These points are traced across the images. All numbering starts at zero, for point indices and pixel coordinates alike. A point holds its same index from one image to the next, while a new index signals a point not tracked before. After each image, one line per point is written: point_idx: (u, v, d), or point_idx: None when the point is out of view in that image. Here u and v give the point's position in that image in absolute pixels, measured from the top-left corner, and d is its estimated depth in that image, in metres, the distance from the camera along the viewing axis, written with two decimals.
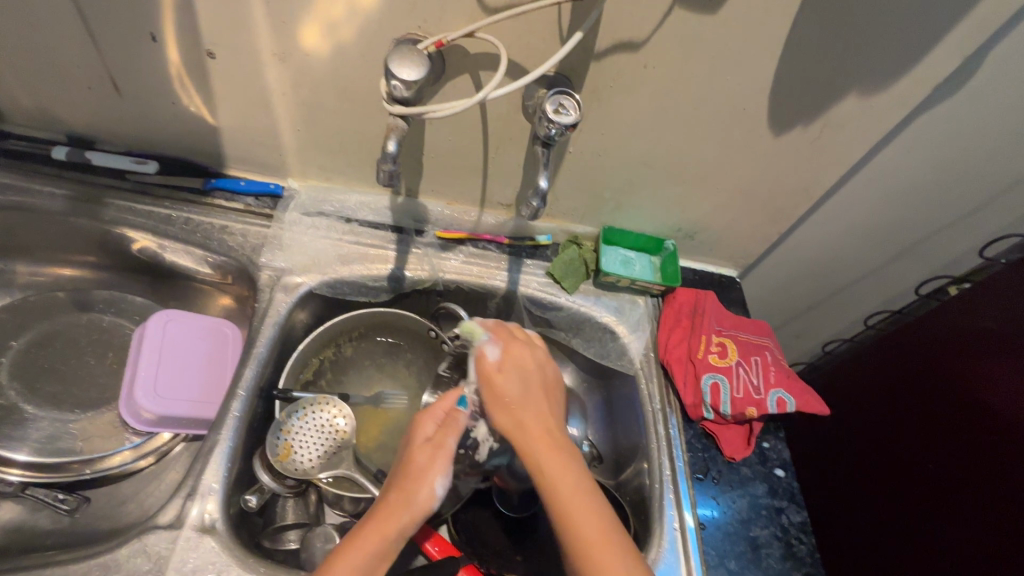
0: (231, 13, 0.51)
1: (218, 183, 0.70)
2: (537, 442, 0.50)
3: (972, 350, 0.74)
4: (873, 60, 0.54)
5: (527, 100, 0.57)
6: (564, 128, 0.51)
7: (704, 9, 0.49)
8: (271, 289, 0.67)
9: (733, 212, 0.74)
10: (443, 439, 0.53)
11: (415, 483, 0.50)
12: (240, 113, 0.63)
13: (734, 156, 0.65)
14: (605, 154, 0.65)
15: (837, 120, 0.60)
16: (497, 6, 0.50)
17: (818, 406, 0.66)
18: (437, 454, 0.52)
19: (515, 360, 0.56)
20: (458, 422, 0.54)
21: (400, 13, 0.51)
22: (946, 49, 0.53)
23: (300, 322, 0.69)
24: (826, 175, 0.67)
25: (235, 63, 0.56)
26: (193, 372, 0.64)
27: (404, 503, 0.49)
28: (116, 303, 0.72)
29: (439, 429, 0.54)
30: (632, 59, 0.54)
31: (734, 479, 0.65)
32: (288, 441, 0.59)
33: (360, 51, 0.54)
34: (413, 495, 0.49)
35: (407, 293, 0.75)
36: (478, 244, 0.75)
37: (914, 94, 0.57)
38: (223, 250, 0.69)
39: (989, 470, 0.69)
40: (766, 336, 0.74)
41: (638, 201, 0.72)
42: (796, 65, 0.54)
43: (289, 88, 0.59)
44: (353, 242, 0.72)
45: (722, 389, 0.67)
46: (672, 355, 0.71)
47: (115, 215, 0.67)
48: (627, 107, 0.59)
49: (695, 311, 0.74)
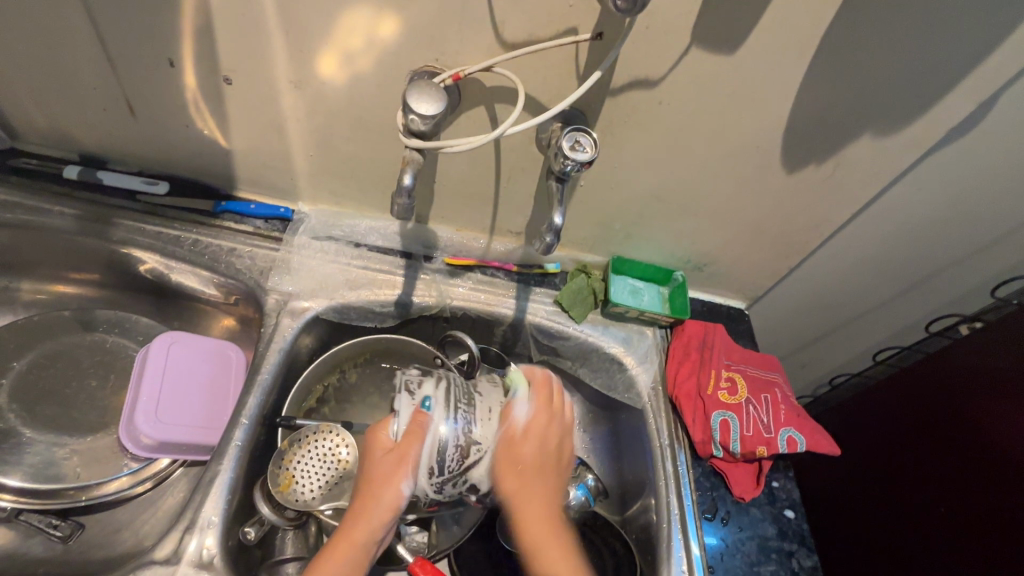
0: (250, 38, 0.52)
1: (228, 205, 0.70)
2: (537, 488, 0.54)
3: (984, 390, 0.73)
4: (889, 101, 0.54)
5: (540, 134, 0.58)
6: (579, 165, 0.50)
7: (719, 49, 0.50)
8: (277, 314, 0.66)
9: (743, 246, 0.74)
10: (407, 451, 0.51)
11: (379, 493, 0.50)
12: (254, 137, 0.62)
13: (746, 193, 0.65)
14: (617, 187, 0.65)
15: (850, 160, 0.60)
16: (515, 42, 0.50)
17: (830, 446, 0.65)
18: (400, 464, 0.51)
19: (541, 423, 0.57)
20: (424, 425, 0.52)
21: (417, 45, 0.51)
22: (959, 95, 0.53)
23: (305, 348, 0.68)
24: (836, 213, 0.67)
25: (251, 89, 0.57)
26: (196, 397, 0.63)
27: (369, 511, 0.50)
28: (120, 323, 0.71)
29: (403, 434, 0.52)
30: (647, 96, 0.54)
31: (743, 521, 0.64)
32: (289, 471, 0.58)
33: (376, 81, 0.55)
34: (378, 497, 0.50)
35: (414, 319, 0.74)
36: (486, 271, 0.75)
37: (926, 139, 0.57)
38: (230, 272, 0.67)
39: (997, 514, 0.68)
40: (776, 371, 0.73)
41: (648, 233, 0.72)
42: (807, 106, 0.55)
43: (304, 115, 0.59)
44: (361, 267, 0.71)
45: (732, 427, 0.65)
46: (681, 391, 0.70)
47: (124, 235, 0.66)
48: (641, 142, 0.59)
49: (704, 344, 0.73)
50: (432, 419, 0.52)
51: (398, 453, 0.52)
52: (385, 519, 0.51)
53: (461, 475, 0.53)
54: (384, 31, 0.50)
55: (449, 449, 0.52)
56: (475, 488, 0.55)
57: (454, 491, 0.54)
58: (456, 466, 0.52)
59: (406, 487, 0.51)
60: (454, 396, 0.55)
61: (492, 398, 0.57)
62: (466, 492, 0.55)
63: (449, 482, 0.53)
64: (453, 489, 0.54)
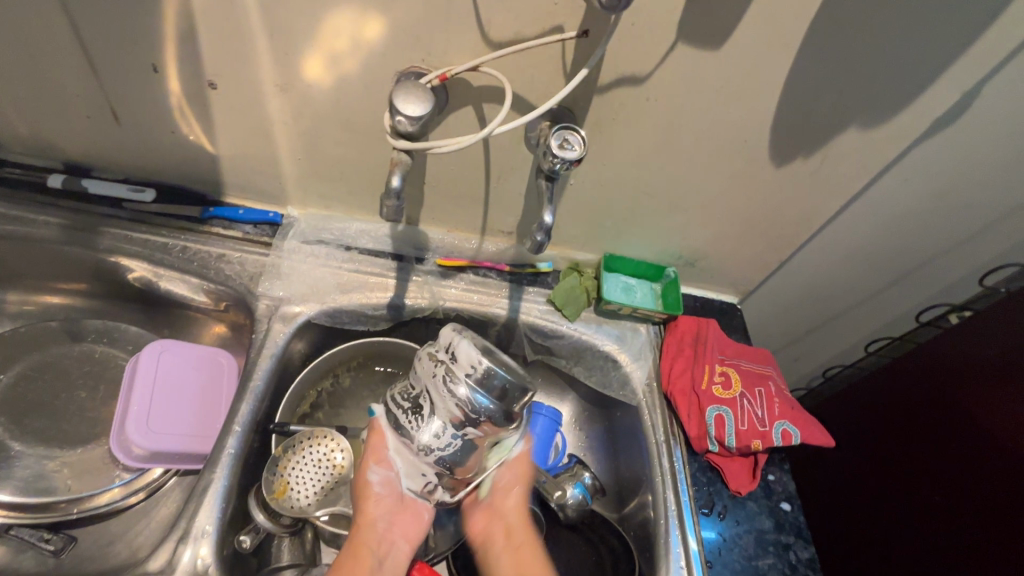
0: (236, 40, 0.51)
1: (217, 211, 0.68)
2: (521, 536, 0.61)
3: (976, 378, 0.74)
4: (874, 93, 0.55)
5: (529, 133, 0.58)
6: (569, 163, 0.49)
7: (704, 45, 0.50)
8: (268, 319, 0.65)
9: (733, 241, 0.74)
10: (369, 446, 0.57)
11: (359, 490, 0.57)
12: (241, 141, 0.62)
13: (734, 188, 0.66)
14: (607, 184, 0.66)
15: (837, 153, 0.61)
16: (501, 41, 0.50)
17: (824, 438, 0.65)
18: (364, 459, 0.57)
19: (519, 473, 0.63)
20: (376, 425, 0.57)
21: (404, 46, 0.51)
22: (943, 87, 0.54)
23: (297, 353, 0.67)
24: (825, 205, 0.68)
25: (237, 94, 0.56)
26: (185, 407, 0.63)
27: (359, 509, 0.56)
28: (108, 332, 0.71)
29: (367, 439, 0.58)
30: (635, 93, 0.55)
31: (740, 515, 0.64)
32: (284, 477, 0.57)
33: (363, 83, 0.55)
34: (360, 494, 0.57)
35: (407, 322, 0.73)
36: (478, 271, 0.74)
37: (911, 130, 0.58)
38: (220, 279, 0.66)
39: (993, 502, 0.69)
40: (770, 365, 0.73)
41: (640, 229, 0.72)
42: (794, 100, 0.55)
43: (291, 118, 0.59)
44: (352, 270, 0.70)
45: (727, 421, 0.65)
46: (675, 387, 0.70)
47: (110, 244, 0.65)
48: (630, 139, 0.60)
49: (697, 340, 0.74)
50: (375, 417, 0.57)
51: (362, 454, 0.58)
52: (374, 517, 0.56)
53: (430, 425, 0.54)
54: (370, 32, 0.50)
55: (403, 421, 0.55)
56: (460, 425, 0.53)
57: (447, 441, 0.54)
58: (418, 424, 0.54)
59: (374, 475, 0.56)
60: (396, 404, 0.56)
61: (427, 373, 0.54)
62: (462, 430, 0.54)
63: (429, 443, 0.54)
64: (442, 439, 0.54)
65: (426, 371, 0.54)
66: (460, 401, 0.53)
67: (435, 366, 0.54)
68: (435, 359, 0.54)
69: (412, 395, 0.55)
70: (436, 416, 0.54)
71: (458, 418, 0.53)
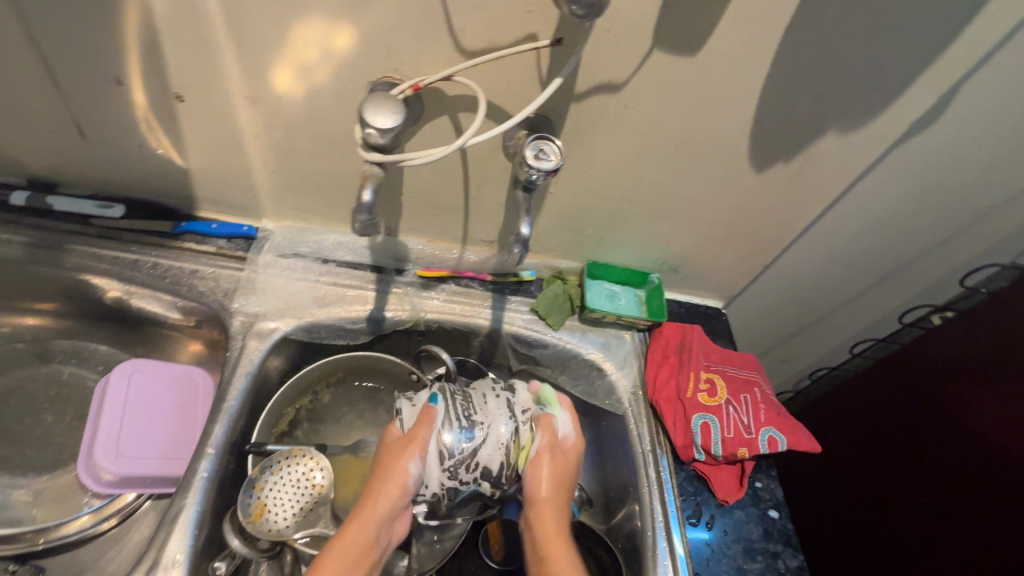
0: (202, 51, 0.50)
1: (189, 226, 0.66)
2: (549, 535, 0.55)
3: (961, 377, 0.74)
4: (851, 98, 0.55)
5: (507, 142, 0.57)
6: (546, 174, 0.48)
7: (681, 51, 0.49)
8: (244, 336, 0.63)
9: (715, 246, 0.74)
10: (415, 432, 0.55)
11: (391, 474, 0.53)
12: (212, 154, 0.60)
13: (715, 194, 0.65)
14: (588, 191, 0.65)
15: (817, 157, 0.60)
16: (475, 50, 0.49)
17: (811, 444, 0.65)
18: (409, 445, 0.55)
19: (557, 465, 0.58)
20: (432, 416, 0.56)
21: (376, 56, 0.50)
22: (920, 90, 0.54)
23: (274, 371, 0.65)
24: (806, 208, 0.67)
25: (205, 106, 0.55)
26: (159, 431, 0.61)
27: (379, 492, 0.53)
28: (78, 352, 0.68)
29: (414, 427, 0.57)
30: (613, 100, 0.54)
31: (727, 523, 0.63)
32: (261, 499, 0.56)
33: (335, 93, 0.53)
34: (389, 478, 0.53)
35: (388, 335, 0.71)
36: (460, 281, 0.73)
37: (889, 133, 0.58)
38: (194, 295, 0.65)
39: (978, 503, 0.69)
40: (755, 371, 0.73)
41: (621, 236, 0.72)
42: (772, 105, 0.55)
43: (264, 131, 0.57)
44: (330, 283, 0.68)
45: (713, 429, 0.65)
46: (660, 395, 0.69)
47: (77, 261, 0.63)
48: (608, 145, 0.59)
49: (682, 346, 0.73)
50: (437, 409, 0.57)
51: (407, 441, 0.55)
52: (386, 501, 0.53)
53: (469, 457, 0.55)
54: (341, 42, 0.49)
55: (453, 427, 0.56)
56: (487, 471, 0.56)
57: (470, 478, 0.56)
58: (462, 449, 0.55)
59: (414, 466, 0.54)
60: (456, 405, 0.58)
61: (495, 415, 0.58)
62: (478, 480, 0.56)
63: (462, 466, 0.55)
64: (466, 474, 0.56)
65: (495, 409, 0.58)
66: (507, 448, 0.57)
67: (509, 400, 0.60)
68: (508, 400, 0.60)
69: (469, 414, 0.57)
70: (472, 459, 0.55)
71: (494, 465, 0.56)
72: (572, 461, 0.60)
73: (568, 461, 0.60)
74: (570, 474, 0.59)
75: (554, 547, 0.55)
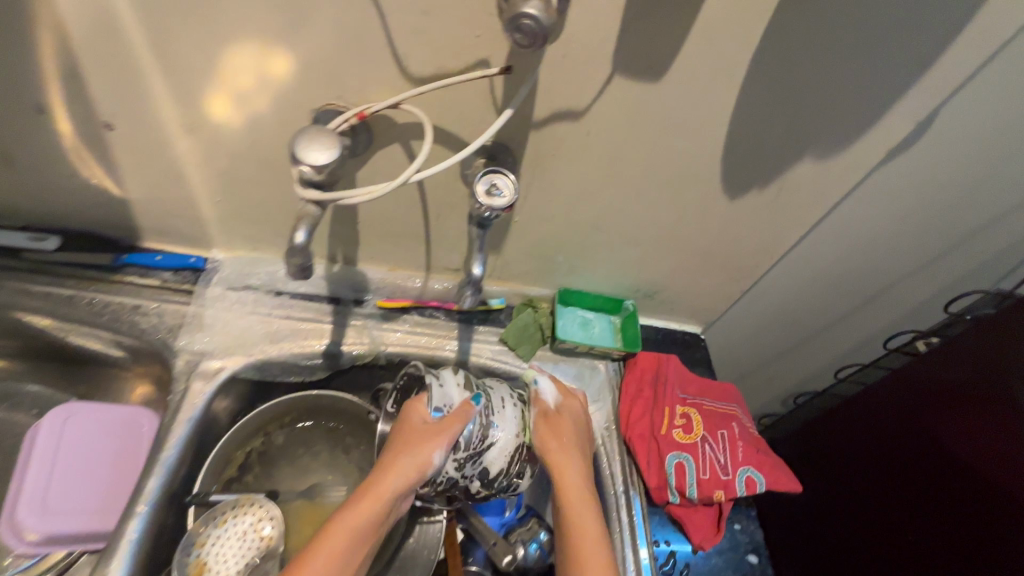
0: (126, 78, 0.46)
1: (131, 258, 0.62)
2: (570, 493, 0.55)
3: (951, 404, 0.71)
4: (826, 123, 0.52)
5: (464, 170, 0.54)
6: (498, 212, 0.45)
7: (643, 76, 0.46)
8: (187, 378, 0.59)
9: (691, 272, 0.71)
10: (447, 426, 0.52)
11: (414, 462, 0.50)
12: (150, 185, 0.56)
13: (687, 220, 0.62)
14: (554, 219, 0.61)
15: (792, 183, 0.58)
16: (422, 76, 0.46)
17: (791, 483, 0.62)
18: (437, 436, 0.51)
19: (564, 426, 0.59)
20: (467, 414, 0.53)
21: (317, 83, 0.46)
22: (898, 114, 0.51)
23: (223, 412, 0.61)
24: (782, 234, 0.64)
25: (137, 136, 0.51)
26: (94, 482, 0.58)
27: (397, 470, 0.50)
28: (9, 396, 0.65)
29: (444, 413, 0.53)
30: (574, 127, 0.51)
31: (703, 570, 0.61)
32: (201, 556, 0.53)
33: (276, 122, 0.50)
34: (411, 463, 0.50)
35: (347, 369, 0.68)
36: (424, 311, 0.69)
37: (867, 159, 0.55)
38: (134, 333, 0.61)
39: (973, 536, 0.66)
40: (734, 402, 0.70)
41: (593, 263, 0.69)
42: (743, 131, 0.52)
43: (204, 160, 0.54)
44: (284, 316, 0.65)
45: (688, 470, 0.61)
46: (634, 431, 0.66)
47: (7, 299, 0.59)
48: (573, 172, 0.56)
49: (657, 378, 0.69)
50: (475, 411, 0.54)
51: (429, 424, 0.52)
52: (405, 481, 0.50)
53: (477, 455, 0.54)
54: (278, 69, 0.45)
55: (478, 425, 0.54)
56: (484, 473, 0.55)
57: (470, 474, 0.54)
58: (474, 447, 0.53)
59: (438, 458, 0.51)
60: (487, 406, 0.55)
61: (508, 421, 0.56)
62: (468, 479, 0.55)
63: (471, 459, 0.53)
64: (463, 470, 0.54)
65: (508, 415, 0.56)
66: (511, 455, 0.55)
67: (523, 411, 0.58)
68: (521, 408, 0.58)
69: (488, 414, 0.55)
70: (476, 462, 0.54)
71: (494, 467, 0.55)
72: (569, 422, 0.60)
73: (564, 420, 0.60)
74: (568, 430, 0.59)
75: (569, 500, 0.55)
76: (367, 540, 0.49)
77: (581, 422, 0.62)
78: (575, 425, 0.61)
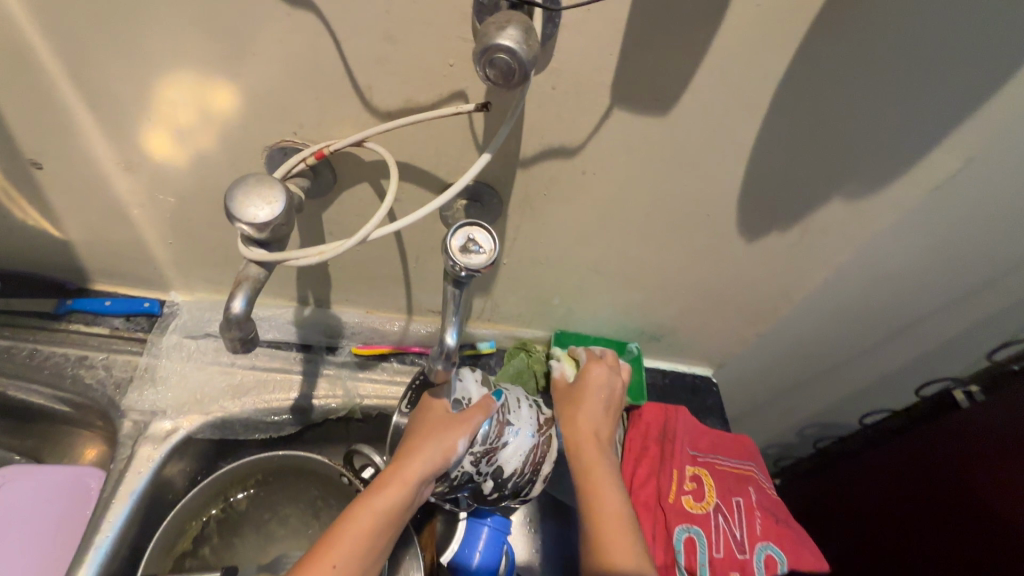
0: (50, 112, 0.40)
1: (77, 303, 0.56)
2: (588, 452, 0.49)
3: (994, 452, 0.64)
4: (861, 160, 0.44)
5: (443, 212, 0.47)
6: (474, 271, 0.38)
7: (647, 111, 0.39)
8: (134, 441, 0.53)
9: (702, 316, 0.64)
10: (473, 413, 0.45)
11: (439, 446, 0.43)
12: (92, 225, 0.50)
13: (698, 263, 0.55)
14: (547, 261, 0.55)
15: (818, 224, 0.50)
16: (390, 111, 0.39)
17: (818, 564, 0.54)
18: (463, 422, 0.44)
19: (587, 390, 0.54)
20: (489, 406, 0.46)
21: (268, 118, 0.40)
22: (946, 152, 0.44)
23: (177, 475, 0.55)
24: (805, 276, 0.57)
25: (70, 174, 0.45)
26: (29, 551, 0.52)
27: (420, 452, 0.43)
28: None
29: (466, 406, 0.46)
30: (568, 166, 0.44)
31: None
32: None
33: (227, 159, 0.43)
34: (437, 447, 0.43)
35: (319, 423, 0.61)
36: (405, 357, 0.63)
37: (906, 199, 0.48)
38: (78, 389, 0.55)
39: None
40: (751, 461, 0.62)
41: (592, 305, 0.62)
42: (763, 169, 0.45)
43: (148, 200, 0.47)
44: (247, 367, 0.59)
45: (699, 546, 0.54)
46: (638, 498, 0.57)
47: None
48: (568, 213, 0.49)
49: (664, 435, 0.62)
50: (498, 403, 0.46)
51: (453, 415, 0.45)
52: (430, 466, 0.43)
53: (492, 453, 0.46)
54: (223, 104, 0.39)
55: (495, 421, 0.46)
56: (499, 473, 0.47)
57: (483, 473, 0.46)
58: (490, 442, 0.45)
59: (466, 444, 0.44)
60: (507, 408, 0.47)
61: (524, 420, 0.48)
62: (481, 480, 0.47)
63: (486, 457, 0.46)
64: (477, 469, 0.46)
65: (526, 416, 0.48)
66: (529, 456, 0.48)
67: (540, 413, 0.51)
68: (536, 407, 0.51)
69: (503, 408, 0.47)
70: (493, 459, 0.46)
71: (508, 467, 0.47)
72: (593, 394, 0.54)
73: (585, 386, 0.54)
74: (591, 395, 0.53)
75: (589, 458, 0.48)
76: (387, 531, 0.42)
77: (611, 391, 0.55)
78: (603, 395, 0.54)
